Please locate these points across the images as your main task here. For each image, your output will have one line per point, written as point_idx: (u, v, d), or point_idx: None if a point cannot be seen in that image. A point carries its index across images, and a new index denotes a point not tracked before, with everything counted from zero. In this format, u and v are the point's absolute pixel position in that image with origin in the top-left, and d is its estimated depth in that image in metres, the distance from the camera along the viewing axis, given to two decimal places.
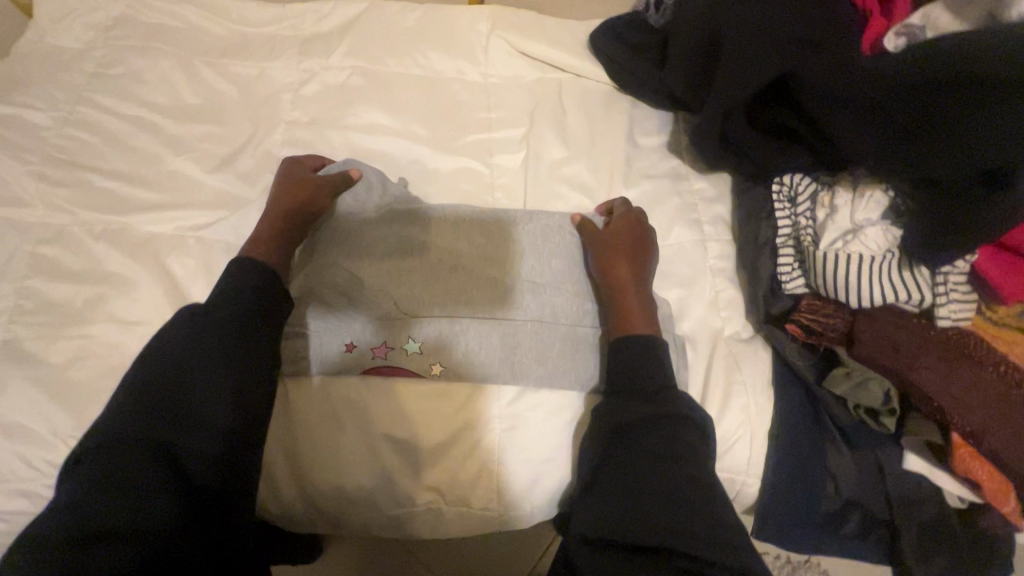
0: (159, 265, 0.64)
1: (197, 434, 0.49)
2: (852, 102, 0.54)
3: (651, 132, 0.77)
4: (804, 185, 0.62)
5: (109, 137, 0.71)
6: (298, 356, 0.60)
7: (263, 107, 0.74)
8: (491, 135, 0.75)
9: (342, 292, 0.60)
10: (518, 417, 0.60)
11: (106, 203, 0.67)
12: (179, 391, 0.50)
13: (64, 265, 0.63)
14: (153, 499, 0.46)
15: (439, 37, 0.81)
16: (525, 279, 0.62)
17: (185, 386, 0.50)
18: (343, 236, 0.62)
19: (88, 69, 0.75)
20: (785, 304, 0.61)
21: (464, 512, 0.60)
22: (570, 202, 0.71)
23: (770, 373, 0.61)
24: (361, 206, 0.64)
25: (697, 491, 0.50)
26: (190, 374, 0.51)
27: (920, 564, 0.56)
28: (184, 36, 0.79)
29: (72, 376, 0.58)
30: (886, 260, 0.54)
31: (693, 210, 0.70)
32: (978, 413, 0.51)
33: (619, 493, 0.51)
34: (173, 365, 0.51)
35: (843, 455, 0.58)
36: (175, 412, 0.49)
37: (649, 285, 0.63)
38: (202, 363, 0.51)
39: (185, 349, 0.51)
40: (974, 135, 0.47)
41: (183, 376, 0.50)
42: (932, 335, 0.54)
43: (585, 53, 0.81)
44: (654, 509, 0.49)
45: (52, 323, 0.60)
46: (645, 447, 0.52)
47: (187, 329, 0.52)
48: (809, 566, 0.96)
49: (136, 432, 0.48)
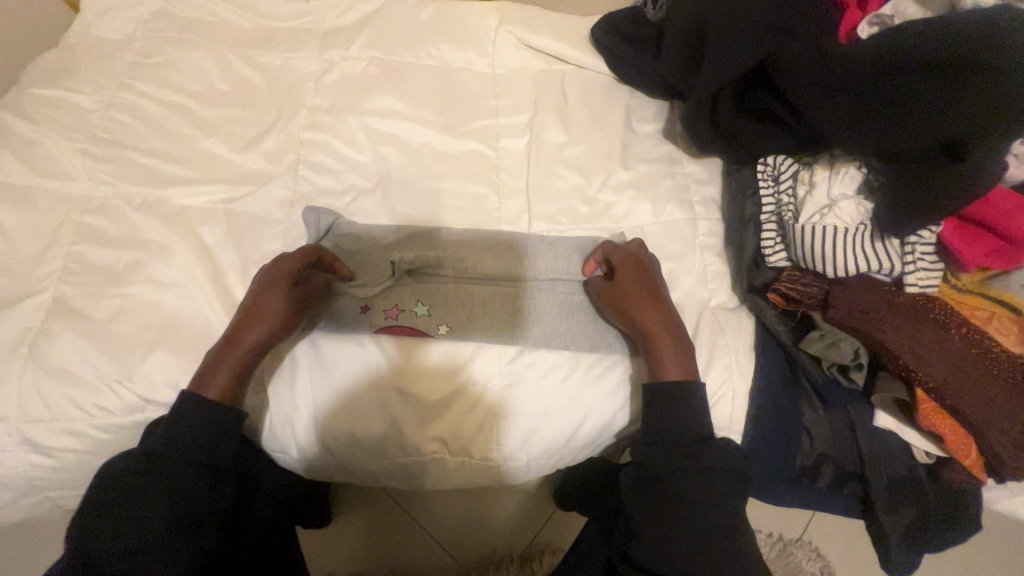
0: (192, 234, 0.70)
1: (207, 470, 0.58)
2: (827, 85, 0.59)
3: (647, 120, 0.82)
4: (786, 165, 0.67)
5: (147, 119, 0.77)
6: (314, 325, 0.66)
7: (287, 94, 0.80)
8: (497, 121, 0.80)
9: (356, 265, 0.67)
10: (518, 376, 0.65)
11: (145, 179, 0.73)
12: (154, 475, 0.56)
13: (107, 233, 0.69)
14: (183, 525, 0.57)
15: (450, 30, 0.86)
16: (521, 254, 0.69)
17: (165, 473, 0.57)
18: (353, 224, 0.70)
19: (129, 57, 0.82)
20: (767, 275, 0.66)
21: (466, 462, 0.66)
22: (570, 183, 0.76)
23: (751, 337, 0.66)
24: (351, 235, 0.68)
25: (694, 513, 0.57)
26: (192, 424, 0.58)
27: (890, 515, 0.60)
28: (216, 29, 0.85)
29: (114, 331, 0.64)
30: (858, 231, 0.59)
31: (685, 191, 0.75)
32: (940, 370, 0.55)
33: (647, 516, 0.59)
34: (159, 453, 0.57)
35: (819, 413, 0.62)
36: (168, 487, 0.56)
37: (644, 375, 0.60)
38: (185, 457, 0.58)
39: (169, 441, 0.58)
40: (936, 114, 0.52)
41: (171, 464, 0.57)
42: (901, 300, 0.58)
43: (586, 46, 0.86)
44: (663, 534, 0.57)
45: (96, 283, 0.66)
46: (687, 480, 0.58)
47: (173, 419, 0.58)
48: (798, 542, 1.01)
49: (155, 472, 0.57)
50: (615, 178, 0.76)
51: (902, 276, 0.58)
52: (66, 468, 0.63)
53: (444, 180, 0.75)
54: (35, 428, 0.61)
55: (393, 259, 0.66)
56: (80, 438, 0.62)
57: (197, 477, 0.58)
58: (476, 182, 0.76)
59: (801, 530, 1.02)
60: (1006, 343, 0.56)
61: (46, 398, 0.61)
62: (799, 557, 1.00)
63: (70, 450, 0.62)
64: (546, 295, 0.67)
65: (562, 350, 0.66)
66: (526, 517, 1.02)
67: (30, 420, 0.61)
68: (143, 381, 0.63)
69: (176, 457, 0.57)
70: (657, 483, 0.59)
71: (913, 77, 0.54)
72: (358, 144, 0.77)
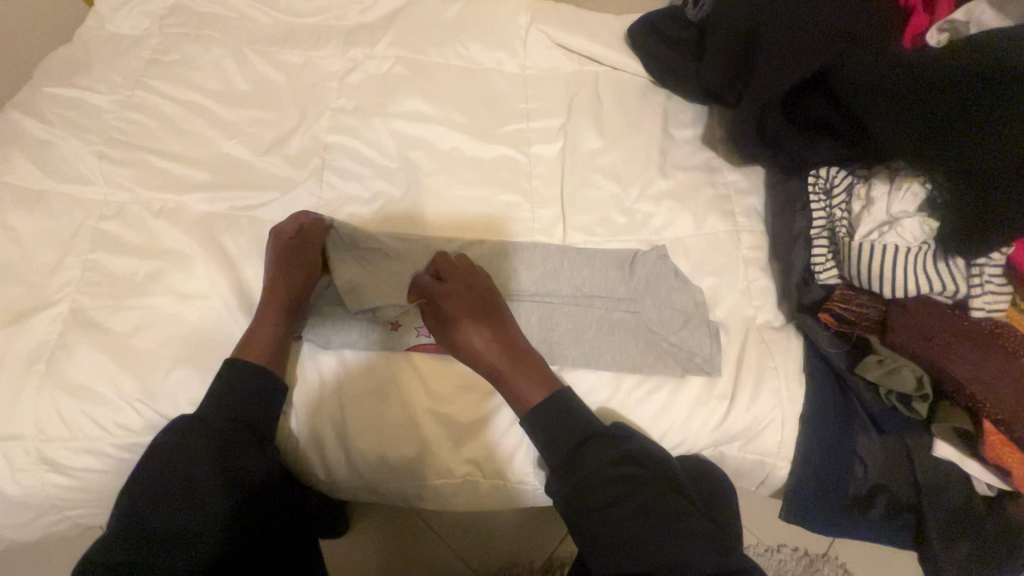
0: (213, 243, 0.67)
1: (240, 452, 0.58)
2: (890, 98, 0.55)
3: (685, 125, 0.78)
4: (840, 179, 0.63)
5: (165, 120, 0.74)
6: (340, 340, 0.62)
7: (310, 94, 0.77)
8: (529, 125, 0.77)
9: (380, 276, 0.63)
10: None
11: (163, 183, 0.70)
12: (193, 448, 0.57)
13: (126, 241, 0.66)
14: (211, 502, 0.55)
15: (479, 28, 0.83)
16: (559, 269, 0.65)
17: (191, 487, 0.55)
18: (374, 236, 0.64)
19: (145, 54, 0.78)
20: (817, 294, 0.63)
21: (500, 485, 0.63)
22: (606, 191, 0.73)
23: (801, 359, 0.63)
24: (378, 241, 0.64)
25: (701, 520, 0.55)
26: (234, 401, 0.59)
27: (944, 548, 0.58)
28: (235, 25, 0.82)
29: (134, 345, 0.61)
30: (922, 252, 0.56)
31: (726, 201, 0.72)
32: (1010, 403, 0.52)
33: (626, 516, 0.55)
34: (179, 466, 0.56)
35: (873, 441, 0.60)
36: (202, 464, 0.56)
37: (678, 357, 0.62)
38: (210, 469, 0.56)
39: (190, 450, 0.56)
40: (1018, 131, 0.49)
41: (194, 477, 0.56)
42: (966, 326, 0.55)
43: (621, 46, 0.82)
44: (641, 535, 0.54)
45: (114, 294, 0.63)
46: (677, 504, 0.56)
47: (195, 429, 0.57)
48: (825, 558, 0.98)
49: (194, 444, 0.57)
50: (653, 186, 0.73)
51: (967, 298, 0.55)
52: (85, 487, 0.61)
53: (474, 188, 0.72)
54: (53, 446, 0.58)
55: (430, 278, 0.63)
56: (100, 458, 0.60)
57: (227, 487, 0.56)
58: (508, 190, 0.72)
59: (828, 545, 0.99)
60: None
61: (64, 415, 0.58)
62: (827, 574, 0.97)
63: (89, 469, 0.60)
64: (584, 313, 0.64)
65: (603, 371, 0.63)
66: (545, 527, 0.99)
67: (48, 439, 0.58)
68: (165, 398, 0.60)
69: (201, 469, 0.56)
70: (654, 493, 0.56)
71: (989, 93, 0.50)
72: (384, 149, 0.74)
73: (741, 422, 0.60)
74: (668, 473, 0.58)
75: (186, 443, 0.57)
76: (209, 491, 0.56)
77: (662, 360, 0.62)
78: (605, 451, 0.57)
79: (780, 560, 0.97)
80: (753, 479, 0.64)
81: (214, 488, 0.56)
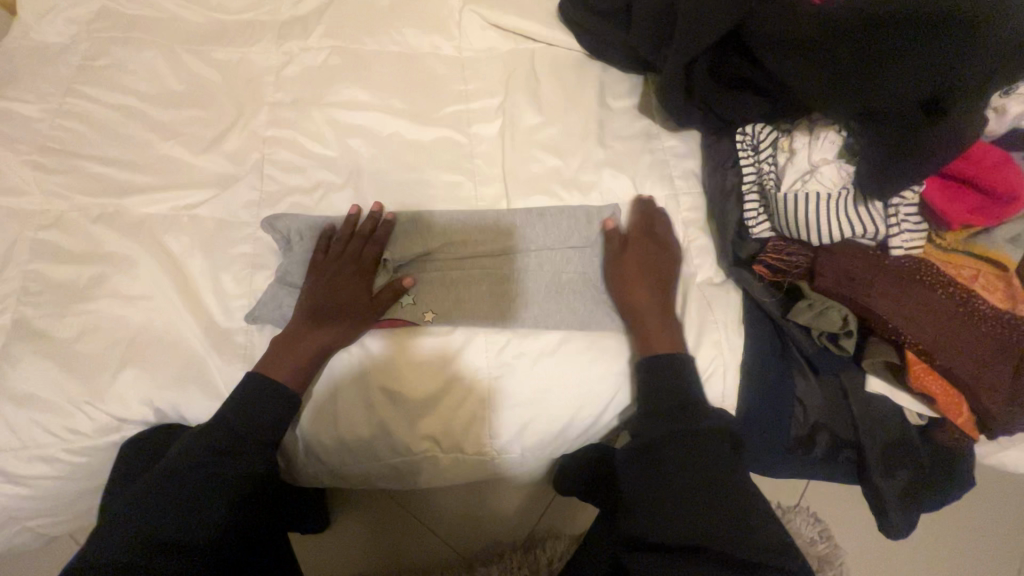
0: (155, 243, 0.67)
1: (244, 463, 0.58)
2: (803, 45, 0.57)
3: (622, 95, 0.80)
4: (765, 133, 0.65)
5: (100, 126, 0.73)
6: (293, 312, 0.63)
7: (247, 90, 0.77)
8: (467, 106, 0.77)
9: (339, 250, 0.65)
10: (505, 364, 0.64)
11: (102, 188, 0.69)
12: (212, 457, 0.57)
13: (66, 248, 0.66)
14: (211, 509, 0.56)
15: (413, 14, 0.83)
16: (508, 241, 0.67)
17: (202, 502, 0.56)
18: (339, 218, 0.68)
19: (75, 61, 0.77)
20: (752, 248, 0.65)
21: (459, 459, 0.65)
22: (546, 165, 0.74)
23: (739, 311, 0.65)
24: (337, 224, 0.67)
25: (733, 496, 0.57)
26: (252, 414, 0.59)
27: (887, 478, 0.61)
28: (165, 25, 0.80)
29: (80, 351, 0.61)
30: (841, 197, 0.58)
31: (664, 166, 0.74)
32: (929, 333, 0.55)
33: (671, 502, 0.57)
34: (190, 482, 0.56)
35: (812, 384, 0.62)
36: (215, 474, 0.57)
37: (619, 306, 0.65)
38: (244, 491, 0.58)
39: (203, 470, 0.56)
40: (917, 73, 0.51)
41: (201, 497, 0.56)
42: (889, 265, 0.57)
43: (555, 22, 0.83)
44: (678, 514, 0.56)
45: (58, 302, 0.63)
46: (702, 478, 0.58)
47: (211, 438, 0.58)
48: (797, 509, 1.01)
49: (211, 454, 0.57)
50: (592, 156, 0.74)
51: (886, 239, 0.58)
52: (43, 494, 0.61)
53: (416, 170, 0.73)
54: (3, 458, 0.59)
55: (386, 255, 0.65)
56: (53, 464, 0.60)
57: (228, 500, 0.57)
58: (450, 171, 0.73)
59: (799, 497, 1.02)
60: (994, 301, 0.55)
61: (14, 425, 0.59)
62: (798, 524, 1.00)
63: (45, 477, 0.60)
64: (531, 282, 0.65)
65: (549, 334, 0.65)
66: (524, 506, 1.01)
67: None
68: (114, 399, 0.60)
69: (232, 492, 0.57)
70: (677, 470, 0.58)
71: (889, 36, 0.52)
72: (322, 140, 0.74)
73: None
74: (680, 441, 0.59)
75: (202, 457, 0.57)
76: (212, 501, 0.56)
77: (608, 317, 0.66)
78: None
79: None
80: None
81: (222, 500, 0.57)
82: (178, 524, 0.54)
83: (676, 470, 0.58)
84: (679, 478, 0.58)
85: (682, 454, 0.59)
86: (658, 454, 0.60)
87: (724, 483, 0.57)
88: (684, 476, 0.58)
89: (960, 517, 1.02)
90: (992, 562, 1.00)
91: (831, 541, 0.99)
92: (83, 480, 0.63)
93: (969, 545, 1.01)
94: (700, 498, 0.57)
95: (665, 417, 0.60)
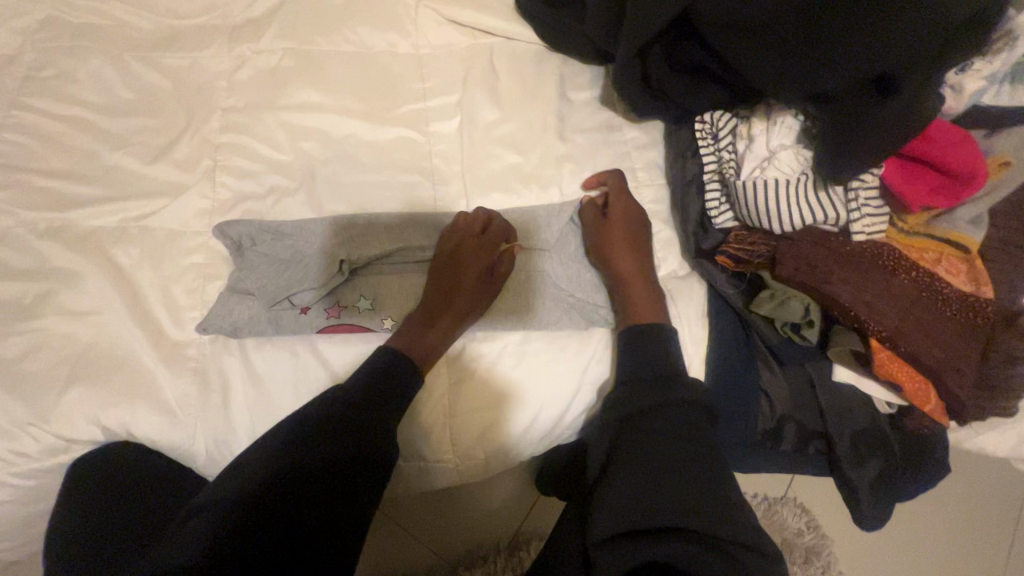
0: (103, 256, 0.65)
1: (259, 466, 0.51)
2: (752, 28, 0.55)
3: (584, 87, 0.78)
4: (724, 121, 0.64)
5: (46, 138, 0.71)
6: (244, 323, 0.61)
7: (197, 97, 0.75)
8: (425, 104, 0.75)
9: (298, 257, 0.64)
10: (461, 372, 0.63)
11: (47, 202, 0.67)
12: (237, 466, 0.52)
13: (10, 265, 0.64)
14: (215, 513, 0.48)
15: (368, 11, 0.81)
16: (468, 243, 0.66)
17: (208, 511, 0.49)
18: (292, 222, 0.66)
19: (19, 73, 0.75)
20: (715, 238, 0.64)
21: (420, 466, 0.64)
22: (506, 161, 0.72)
23: (703, 304, 0.65)
24: (291, 230, 0.65)
25: (708, 475, 0.52)
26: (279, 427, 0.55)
27: (855, 468, 0.61)
28: (113, 33, 0.78)
29: (26, 370, 0.59)
30: (799, 182, 0.56)
31: (626, 159, 0.72)
32: (892, 318, 0.54)
33: (647, 485, 0.51)
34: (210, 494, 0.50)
35: (777, 376, 0.62)
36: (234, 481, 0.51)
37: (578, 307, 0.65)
38: (253, 499, 0.49)
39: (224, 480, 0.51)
40: (864, 51, 0.49)
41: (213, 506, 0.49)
42: (849, 250, 0.56)
43: (514, 14, 0.81)
44: (647, 495, 0.50)
45: (2, 320, 0.61)
46: (684, 457, 0.53)
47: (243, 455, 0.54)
48: (783, 500, 0.99)
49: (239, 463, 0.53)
50: (553, 150, 0.72)
51: (848, 224, 0.56)
52: None
53: (373, 172, 0.71)
54: None
55: (341, 257, 0.63)
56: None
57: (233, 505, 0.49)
58: (407, 170, 0.71)
59: (786, 488, 1.01)
60: (956, 284, 0.55)
61: None
62: (784, 515, 0.99)
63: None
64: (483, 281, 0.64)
65: (509, 334, 0.64)
66: (504, 506, 0.99)
67: None
68: (62, 419, 0.59)
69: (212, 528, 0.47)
70: (650, 452, 0.53)
71: (833, 12, 0.50)
72: (275, 144, 0.72)
73: None
74: (649, 420, 0.56)
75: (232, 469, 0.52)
76: (221, 506, 0.49)
77: (567, 314, 0.64)
78: None
79: None
80: None
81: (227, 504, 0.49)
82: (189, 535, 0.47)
83: (649, 454, 0.53)
84: (657, 458, 0.52)
85: (658, 434, 0.54)
86: (624, 438, 0.55)
87: (700, 465, 0.52)
88: (665, 459, 0.52)
89: (946, 501, 1.01)
90: (980, 546, 0.99)
91: (818, 532, 0.98)
92: (35, 502, 0.62)
93: (957, 529, 0.99)
94: (678, 478, 0.51)
95: (646, 400, 0.57)
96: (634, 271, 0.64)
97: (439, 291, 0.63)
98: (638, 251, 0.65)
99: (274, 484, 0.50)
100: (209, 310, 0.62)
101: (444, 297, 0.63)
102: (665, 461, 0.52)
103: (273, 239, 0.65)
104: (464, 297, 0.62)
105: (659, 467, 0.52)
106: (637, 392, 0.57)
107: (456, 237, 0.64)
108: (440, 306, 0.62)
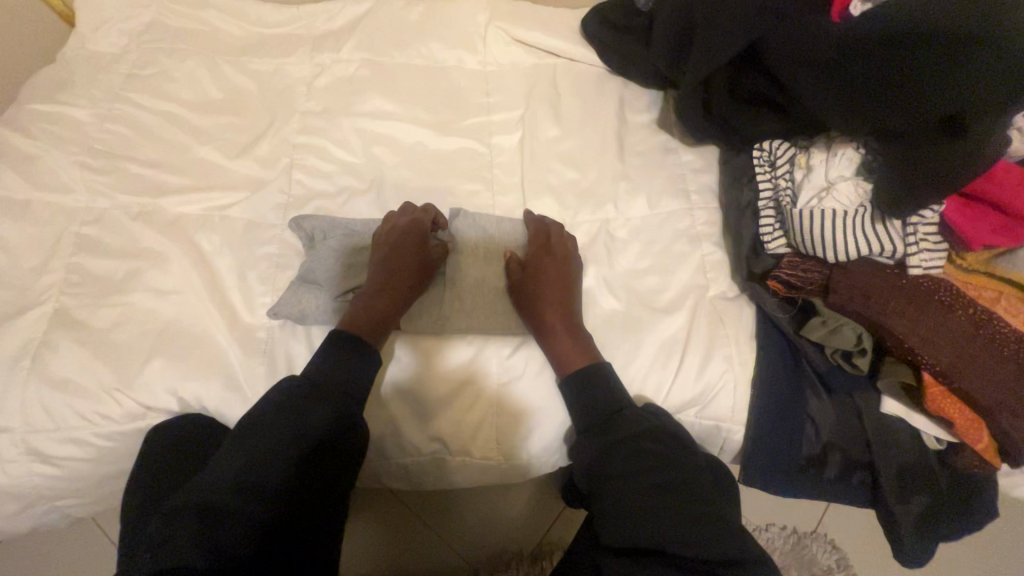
0: (188, 241, 0.70)
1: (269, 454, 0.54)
2: (818, 61, 0.57)
3: (641, 110, 0.81)
4: (782, 150, 0.66)
5: (143, 130, 0.77)
6: (306, 312, 0.65)
7: (280, 99, 0.80)
8: (489, 118, 0.79)
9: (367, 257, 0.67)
10: (476, 378, 0.65)
11: (141, 188, 0.73)
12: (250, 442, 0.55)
13: (105, 243, 0.70)
14: (248, 494, 0.52)
15: (440, 28, 0.85)
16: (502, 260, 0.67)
17: (235, 485, 0.52)
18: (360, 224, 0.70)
19: (123, 70, 0.81)
20: (767, 263, 0.65)
21: (466, 462, 0.67)
22: (565, 176, 0.75)
23: (751, 325, 0.66)
24: (356, 229, 0.69)
25: (698, 492, 0.56)
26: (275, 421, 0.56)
27: (900, 503, 0.62)
28: (208, 38, 0.85)
29: (114, 339, 0.65)
30: (857, 214, 0.57)
31: (681, 181, 0.74)
32: (947, 356, 0.55)
33: (640, 507, 0.55)
34: (239, 466, 0.53)
35: (824, 403, 0.64)
36: (256, 466, 0.53)
37: (582, 339, 0.64)
38: (277, 477, 0.54)
39: (245, 447, 0.54)
40: (932, 88, 0.50)
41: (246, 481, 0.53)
42: (906, 284, 0.58)
43: (577, 38, 0.85)
44: (648, 519, 0.54)
45: (96, 293, 0.67)
46: (680, 482, 0.56)
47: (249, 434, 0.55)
48: (813, 535, 0.98)
49: (248, 447, 0.54)
50: (609, 169, 0.75)
51: (905, 258, 0.57)
52: (68, 474, 0.65)
53: (439, 179, 0.75)
54: (36, 438, 0.62)
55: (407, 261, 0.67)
56: (83, 447, 0.64)
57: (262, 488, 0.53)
58: (469, 180, 0.75)
59: (816, 522, 0.99)
60: (1017, 324, 0.55)
61: (49, 408, 0.62)
62: (814, 550, 0.97)
63: (74, 458, 0.64)
64: (564, 287, 0.66)
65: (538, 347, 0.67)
66: (532, 512, 0.99)
67: (34, 430, 0.62)
68: (142, 388, 0.63)
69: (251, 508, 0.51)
70: (636, 475, 0.57)
71: (902, 54, 0.52)
72: (348, 147, 0.77)
73: (694, 390, 0.64)
74: (654, 435, 0.59)
75: (257, 444, 0.55)
76: (246, 483, 0.52)
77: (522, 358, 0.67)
78: (620, 429, 0.59)
79: (767, 539, 0.97)
80: (713, 446, 0.68)
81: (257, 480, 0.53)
82: (225, 504, 0.51)
83: (637, 478, 0.57)
84: (652, 480, 0.56)
85: (649, 453, 0.58)
86: (630, 461, 0.58)
87: (696, 492, 0.56)
88: (654, 481, 0.56)
89: (986, 550, 0.97)
90: None
91: (848, 570, 0.96)
92: (110, 463, 0.67)
93: None
94: (671, 499, 0.55)
95: (636, 422, 0.60)
96: (566, 327, 0.64)
97: (535, 302, 0.65)
98: (562, 308, 0.65)
99: (271, 519, 0.52)
100: (276, 301, 0.66)
101: (543, 300, 0.65)
102: (656, 483, 0.56)
103: (342, 234, 0.68)
104: (562, 305, 0.65)
105: (647, 491, 0.56)
106: (609, 426, 0.60)
107: (524, 257, 0.67)
108: (539, 306, 0.65)
